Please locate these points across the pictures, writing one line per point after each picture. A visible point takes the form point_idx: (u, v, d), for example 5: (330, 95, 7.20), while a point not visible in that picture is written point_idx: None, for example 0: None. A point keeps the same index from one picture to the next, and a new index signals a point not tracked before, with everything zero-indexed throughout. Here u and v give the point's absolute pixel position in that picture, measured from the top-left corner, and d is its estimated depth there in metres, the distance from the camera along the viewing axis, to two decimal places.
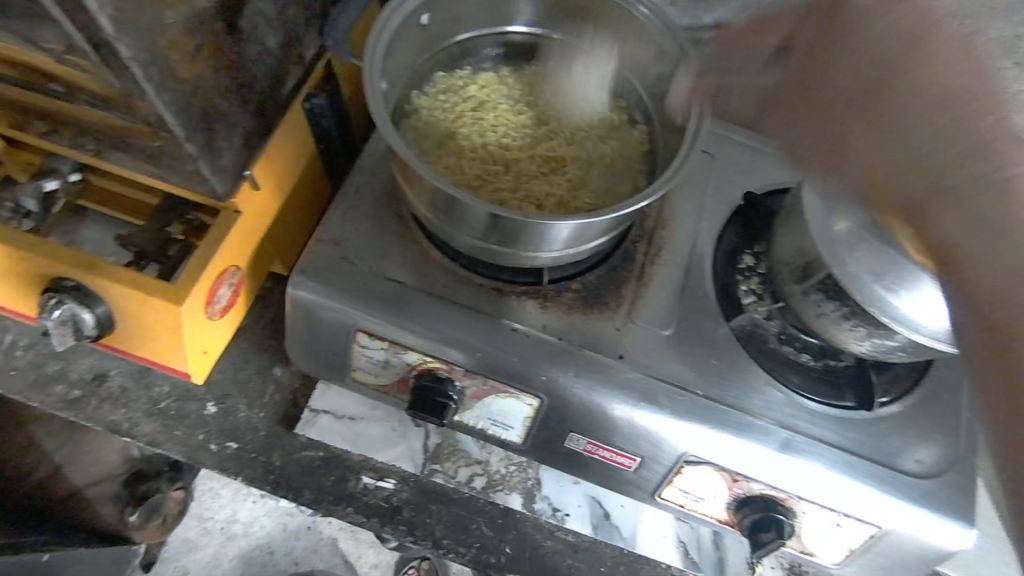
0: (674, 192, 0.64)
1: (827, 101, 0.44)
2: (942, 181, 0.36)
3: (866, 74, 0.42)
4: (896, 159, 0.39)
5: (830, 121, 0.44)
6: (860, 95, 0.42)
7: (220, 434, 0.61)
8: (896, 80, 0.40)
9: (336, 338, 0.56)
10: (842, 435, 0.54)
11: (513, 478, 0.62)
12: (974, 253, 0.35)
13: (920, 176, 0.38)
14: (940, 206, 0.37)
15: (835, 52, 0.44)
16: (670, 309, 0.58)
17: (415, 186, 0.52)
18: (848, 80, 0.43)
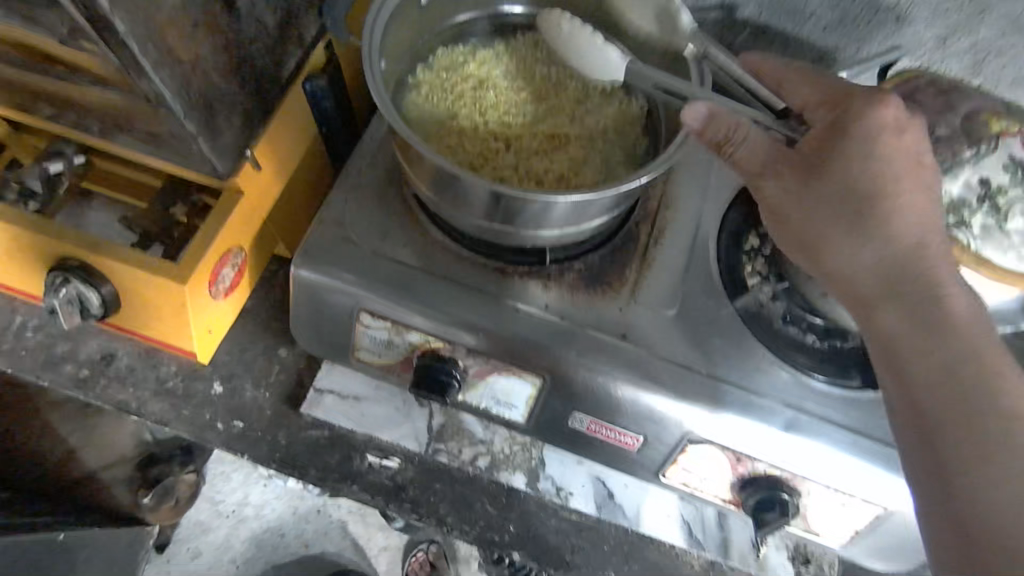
0: (678, 173, 0.63)
1: (815, 197, 0.44)
2: (908, 313, 0.42)
3: (838, 198, 0.43)
4: (862, 274, 0.43)
5: (823, 229, 0.43)
6: (844, 217, 0.43)
7: (226, 413, 0.61)
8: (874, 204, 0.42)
9: (340, 318, 0.57)
10: (848, 415, 0.54)
11: (517, 458, 0.62)
12: (920, 377, 0.41)
13: (887, 290, 0.42)
14: (907, 359, 0.42)
15: (833, 171, 0.43)
16: (673, 289, 0.58)
17: (415, 164, 0.52)
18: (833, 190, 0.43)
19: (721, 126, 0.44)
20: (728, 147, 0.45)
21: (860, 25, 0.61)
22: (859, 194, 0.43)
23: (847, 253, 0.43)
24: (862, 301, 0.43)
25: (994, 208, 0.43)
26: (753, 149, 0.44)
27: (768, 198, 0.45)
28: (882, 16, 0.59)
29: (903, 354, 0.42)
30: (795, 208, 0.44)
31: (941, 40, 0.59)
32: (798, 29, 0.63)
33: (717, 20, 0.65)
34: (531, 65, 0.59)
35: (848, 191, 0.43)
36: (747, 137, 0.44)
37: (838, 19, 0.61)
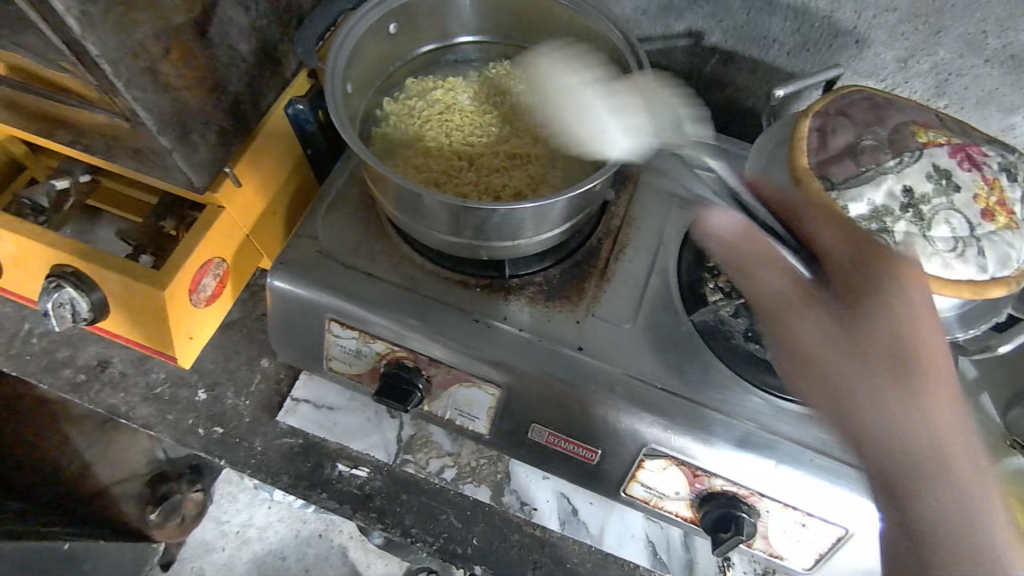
0: (643, 192, 0.65)
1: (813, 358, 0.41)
2: (936, 511, 0.38)
3: (910, 417, 0.39)
4: (875, 411, 0.39)
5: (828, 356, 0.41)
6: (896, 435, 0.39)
7: (207, 418, 0.64)
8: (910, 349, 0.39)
9: (311, 327, 0.60)
10: (809, 432, 0.53)
11: (483, 471, 0.63)
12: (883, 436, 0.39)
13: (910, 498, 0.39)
14: (939, 560, 0.37)
15: (910, 401, 0.39)
16: (633, 304, 0.59)
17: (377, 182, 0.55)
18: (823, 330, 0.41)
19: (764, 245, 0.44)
20: (756, 258, 0.44)
21: (820, 50, 0.63)
22: (926, 444, 0.38)
23: (868, 375, 0.40)
24: (898, 491, 0.39)
25: (917, 217, 0.42)
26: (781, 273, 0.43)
27: (796, 347, 0.42)
28: (840, 40, 0.61)
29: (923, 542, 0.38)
30: (817, 345, 0.42)
31: (901, 62, 0.61)
32: (762, 55, 0.65)
33: (686, 48, 0.68)
34: (500, 95, 0.63)
35: (906, 418, 0.39)
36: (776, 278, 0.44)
37: (800, 43, 0.63)
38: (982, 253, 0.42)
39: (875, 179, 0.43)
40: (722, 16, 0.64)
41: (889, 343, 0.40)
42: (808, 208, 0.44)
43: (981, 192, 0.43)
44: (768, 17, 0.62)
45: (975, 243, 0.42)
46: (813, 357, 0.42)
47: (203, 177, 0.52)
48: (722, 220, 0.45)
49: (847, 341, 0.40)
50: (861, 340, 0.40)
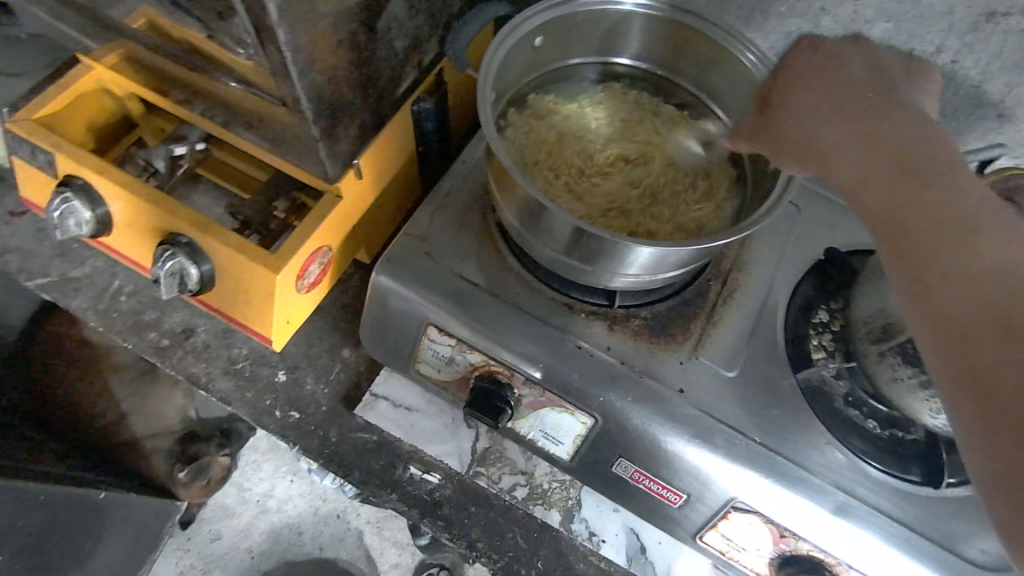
0: (756, 238, 0.64)
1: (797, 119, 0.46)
2: (995, 344, 0.35)
3: (937, 236, 0.38)
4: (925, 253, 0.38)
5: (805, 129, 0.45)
6: (900, 178, 0.40)
7: (285, 402, 0.64)
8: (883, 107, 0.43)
9: (408, 329, 0.59)
10: (905, 509, 0.52)
11: (555, 494, 0.62)
12: (918, 253, 0.38)
13: (974, 342, 0.35)
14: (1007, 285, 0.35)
15: (950, 242, 0.38)
16: (736, 351, 0.58)
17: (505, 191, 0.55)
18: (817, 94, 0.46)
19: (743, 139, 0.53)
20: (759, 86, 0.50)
21: (958, 118, 0.61)
22: (972, 271, 0.36)
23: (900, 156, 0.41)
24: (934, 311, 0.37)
25: None
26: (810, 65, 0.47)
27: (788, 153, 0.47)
28: (982, 112, 0.59)
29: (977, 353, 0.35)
30: (810, 135, 0.45)
31: None
32: None
33: None
34: (630, 122, 0.62)
35: (941, 232, 0.38)
36: (783, 88, 0.48)
37: (937, 109, 0.61)
38: None
39: None
40: None
41: (902, 144, 0.41)
42: (803, 80, 0.47)
43: None
44: None
45: None
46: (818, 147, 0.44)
47: (337, 166, 0.52)
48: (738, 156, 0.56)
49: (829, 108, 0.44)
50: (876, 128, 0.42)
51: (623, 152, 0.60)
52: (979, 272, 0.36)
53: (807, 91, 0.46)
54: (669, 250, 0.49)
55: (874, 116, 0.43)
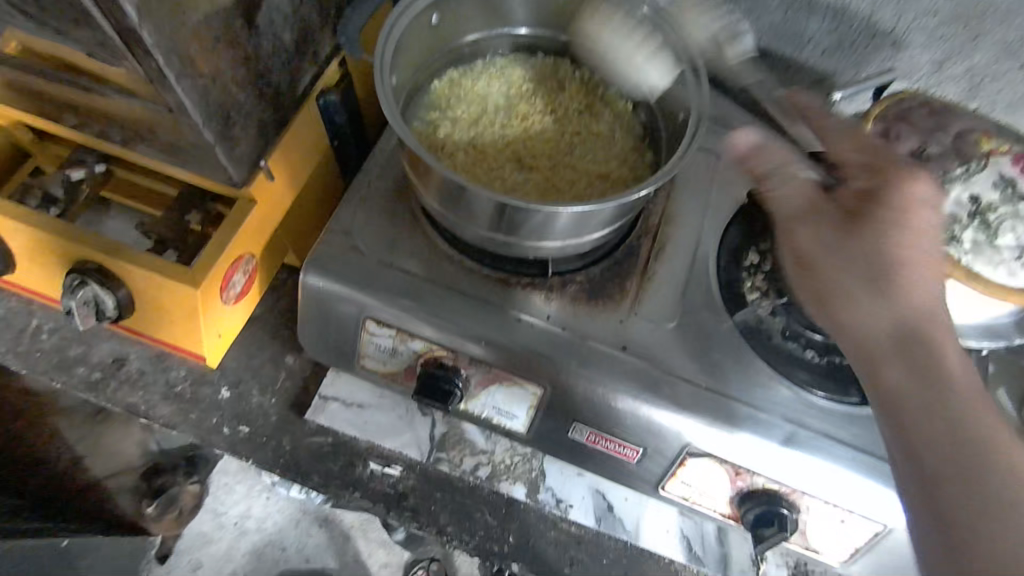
0: (682, 189, 0.64)
1: (828, 267, 0.43)
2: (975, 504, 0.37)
3: (945, 421, 0.39)
4: (934, 428, 0.39)
5: (843, 273, 0.43)
6: (901, 337, 0.41)
7: (232, 418, 0.63)
8: (908, 267, 0.42)
9: (346, 326, 0.58)
10: (849, 431, 0.54)
11: (518, 468, 0.62)
12: (915, 411, 0.40)
13: (950, 521, 0.38)
14: (988, 459, 0.38)
15: (939, 424, 0.39)
16: (673, 302, 0.59)
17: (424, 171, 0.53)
18: (856, 257, 0.42)
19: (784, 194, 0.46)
20: (767, 179, 0.45)
21: (859, 49, 0.63)
22: (967, 444, 0.39)
23: (919, 313, 0.41)
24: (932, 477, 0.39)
25: (985, 226, 0.43)
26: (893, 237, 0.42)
27: (807, 250, 0.44)
28: (878, 41, 0.61)
29: (944, 492, 0.38)
30: (850, 316, 0.42)
31: (937, 64, 0.61)
32: (798, 53, 0.65)
33: None
34: (542, 90, 0.62)
35: (963, 428, 0.39)
36: (810, 209, 0.44)
37: (838, 43, 0.63)
38: None
39: (943, 189, 0.44)
40: (760, 13, 0.63)
41: (914, 315, 0.41)
42: (836, 254, 0.43)
43: None
44: (808, 15, 0.62)
45: None
46: (826, 288, 0.43)
47: (241, 170, 0.50)
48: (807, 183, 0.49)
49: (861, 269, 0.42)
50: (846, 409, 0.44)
51: (540, 121, 0.60)
52: (970, 444, 0.39)
53: (851, 239, 0.42)
54: (589, 212, 0.49)
55: (897, 280, 0.42)
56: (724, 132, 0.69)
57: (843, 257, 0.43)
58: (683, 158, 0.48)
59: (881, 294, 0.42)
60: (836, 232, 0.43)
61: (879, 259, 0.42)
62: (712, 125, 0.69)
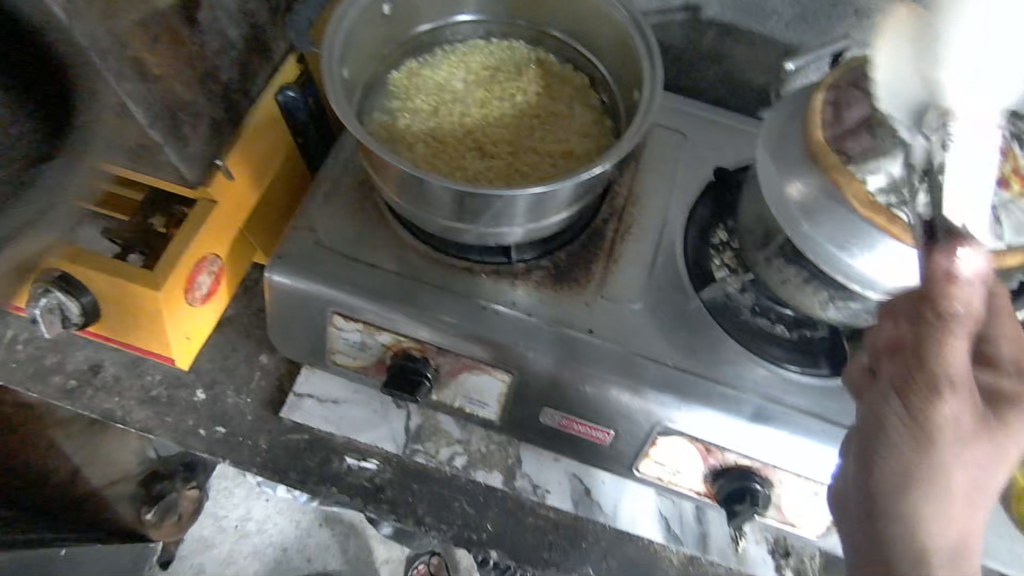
0: (647, 169, 0.64)
1: (937, 441, 0.36)
2: None
3: None
4: None
5: (944, 446, 0.36)
6: (949, 529, 0.38)
7: (208, 419, 0.63)
8: (984, 480, 0.38)
9: (314, 322, 0.58)
10: (820, 404, 0.54)
11: (494, 457, 0.62)
12: None
13: None
14: None
15: None
16: (640, 282, 0.58)
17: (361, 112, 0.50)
18: (965, 449, 0.37)
19: (966, 299, 0.35)
20: (957, 325, 0.35)
21: (819, 20, 0.62)
22: None
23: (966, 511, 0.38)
24: None
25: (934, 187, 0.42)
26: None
27: (934, 414, 0.36)
28: (838, 11, 0.61)
29: None
30: (917, 487, 0.37)
31: None
32: (759, 28, 0.65)
33: (683, 21, 0.68)
34: (499, 73, 0.62)
35: None
36: (956, 375, 0.36)
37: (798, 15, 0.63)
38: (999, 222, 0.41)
39: (890, 154, 0.43)
40: None
41: (959, 521, 0.38)
42: (953, 441, 0.36)
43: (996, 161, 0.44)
44: None
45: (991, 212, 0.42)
46: (922, 456, 0.36)
47: (196, 170, 0.50)
48: (955, 266, 0.34)
49: (963, 456, 0.36)
50: (842, 499, 0.42)
51: (498, 102, 0.60)
52: None
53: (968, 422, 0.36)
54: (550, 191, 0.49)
55: (969, 481, 0.37)
56: (690, 110, 0.68)
57: (953, 438, 0.36)
58: (639, 132, 0.48)
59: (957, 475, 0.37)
60: (958, 421, 0.36)
61: (980, 453, 0.37)
62: (677, 104, 0.68)
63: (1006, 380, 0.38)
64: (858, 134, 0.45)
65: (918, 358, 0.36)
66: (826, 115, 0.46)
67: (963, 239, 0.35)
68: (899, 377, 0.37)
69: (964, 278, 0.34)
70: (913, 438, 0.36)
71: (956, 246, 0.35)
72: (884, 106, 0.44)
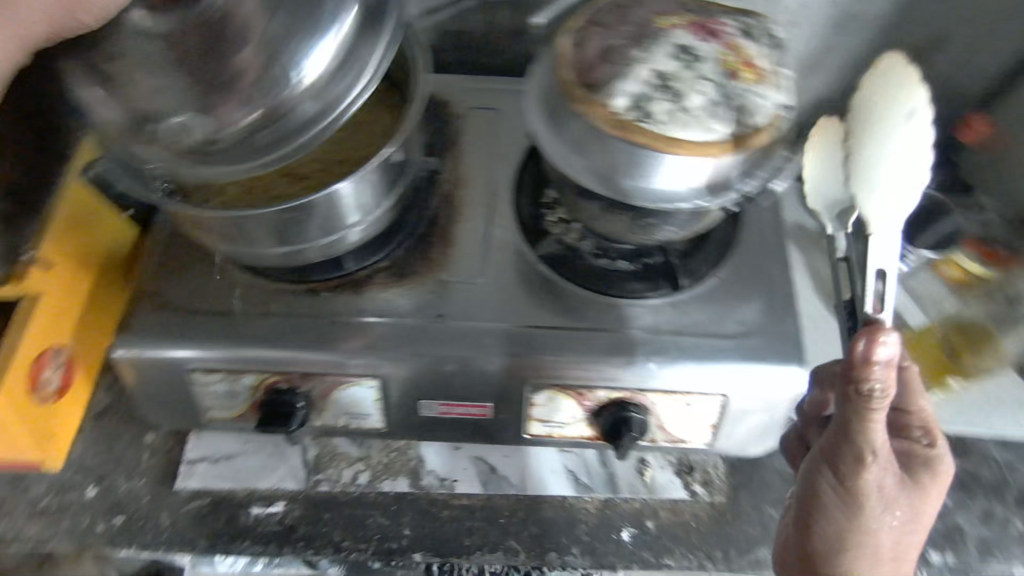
0: (466, 150, 0.66)
1: (864, 498, 0.43)
2: None
3: None
4: None
5: (873, 503, 0.43)
6: (886, 564, 0.45)
7: (104, 513, 0.61)
8: (915, 522, 0.46)
9: (176, 384, 0.58)
10: (666, 321, 0.56)
11: (396, 463, 0.64)
12: None
13: None
14: None
15: None
16: (479, 258, 0.60)
17: (172, 116, 0.46)
18: (890, 500, 0.44)
19: (885, 381, 0.40)
20: (876, 403, 0.41)
21: None
22: None
23: (901, 545, 0.45)
24: None
25: (673, 94, 0.42)
26: (933, 494, 0.46)
27: (860, 480, 0.43)
28: None
29: None
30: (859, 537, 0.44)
31: None
32: None
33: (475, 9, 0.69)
34: None
35: None
36: (880, 443, 0.42)
37: None
38: (734, 108, 0.43)
39: (627, 72, 0.43)
40: None
41: (896, 556, 0.46)
42: (877, 496, 0.44)
43: (723, 58, 0.44)
44: None
45: (728, 103, 0.43)
46: (855, 509, 0.43)
47: None
48: (876, 352, 0.40)
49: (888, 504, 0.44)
50: (784, 548, 0.49)
51: None
52: None
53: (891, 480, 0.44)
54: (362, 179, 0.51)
55: (904, 526, 0.45)
56: (498, 86, 0.71)
57: (881, 496, 0.44)
58: (416, 105, 0.51)
59: (888, 521, 0.44)
60: (883, 480, 0.43)
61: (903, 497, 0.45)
62: (482, 85, 0.71)
63: (917, 443, 0.48)
64: (599, 62, 0.44)
65: (844, 441, 0.43)
66: (568, 53, 0.45)
67: (879, 330, 0.41)
68: (831, 452, 0.44)
69: (881, 362, 0.40)
70: (843, 499, 0.44)
71: (874, 336, 0.41)
72: (814, 201, 0.56)
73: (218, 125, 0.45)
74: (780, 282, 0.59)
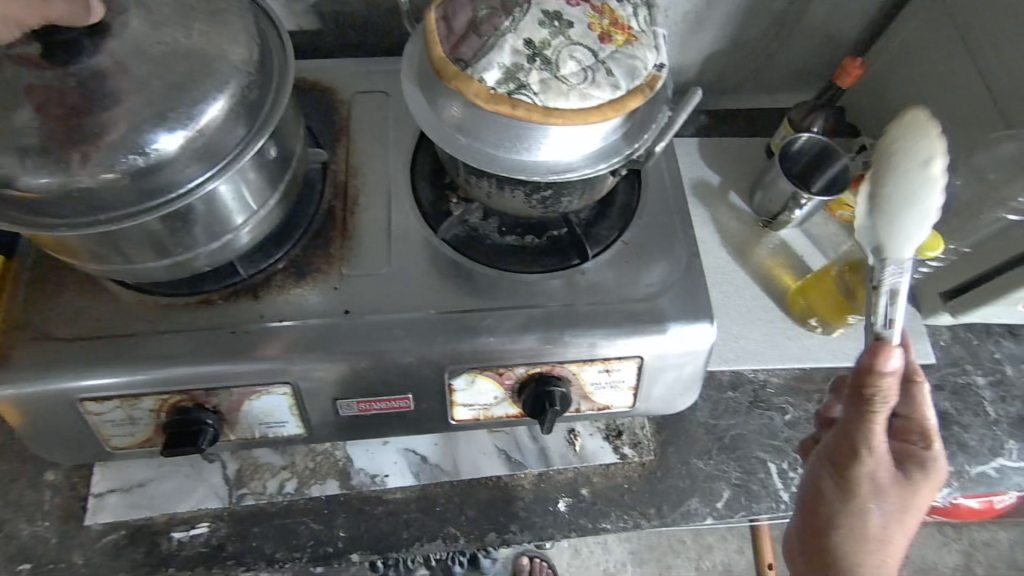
0: (359, 138, 0.64)
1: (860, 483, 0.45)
2: None
3: None
4: None
5: (868, 488, 0.45)
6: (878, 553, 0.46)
7: (7, 562, 0.57)
8: (909, 515, 0.46)
9: (66, 418, 0.54)
10: (578, 292, 0.56)
11: (322, 467, 0.62)
12: None
13: None
14: None
15: None
16: (383, 247, 0.58)
17: (30, 175, 0.40)
18: (886, 492, 0.45)
19: (889, 383, 0.42)
20: (877, 401, 0.43)
21: None
22: None
23: (897, 536, 0.46)
24: None
25: (546, 62, 0.41)
26: (928, 494, 0.47)
27: (858, 467, 0.45)
28: None
29: None
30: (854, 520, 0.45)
31: None
32: None
33: None
34: None
35: None
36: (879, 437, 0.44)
37: None
38: (611, 73, 0.42)
39: (497, 44, 0.42)
40: None
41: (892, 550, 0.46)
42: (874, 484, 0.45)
43: (592, 20, 0.43)
44: None
45: (602, 66, 0.42)
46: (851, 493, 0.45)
47: None
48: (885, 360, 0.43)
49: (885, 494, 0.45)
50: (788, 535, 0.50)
51: None
52: None
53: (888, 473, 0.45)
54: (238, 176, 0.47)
55: (899, 519, 0.46)
56: (385, 68, 0.68)
57: (877, 486, 0.45)
58: (284, 91, 0.48)
59: (884, 513, 0.45)
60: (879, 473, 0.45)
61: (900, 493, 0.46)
62: (369, 66, 0.68)
63: (914, 447, 0.48)
64: (467, 36, 0.43)
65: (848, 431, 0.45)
66: (437, 29, 0.44)
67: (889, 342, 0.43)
68: (835, 444, 0.46)
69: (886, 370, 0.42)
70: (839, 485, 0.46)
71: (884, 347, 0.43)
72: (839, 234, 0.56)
73: (75, 169, 0.40)
74: (685, 242, 0.60)
